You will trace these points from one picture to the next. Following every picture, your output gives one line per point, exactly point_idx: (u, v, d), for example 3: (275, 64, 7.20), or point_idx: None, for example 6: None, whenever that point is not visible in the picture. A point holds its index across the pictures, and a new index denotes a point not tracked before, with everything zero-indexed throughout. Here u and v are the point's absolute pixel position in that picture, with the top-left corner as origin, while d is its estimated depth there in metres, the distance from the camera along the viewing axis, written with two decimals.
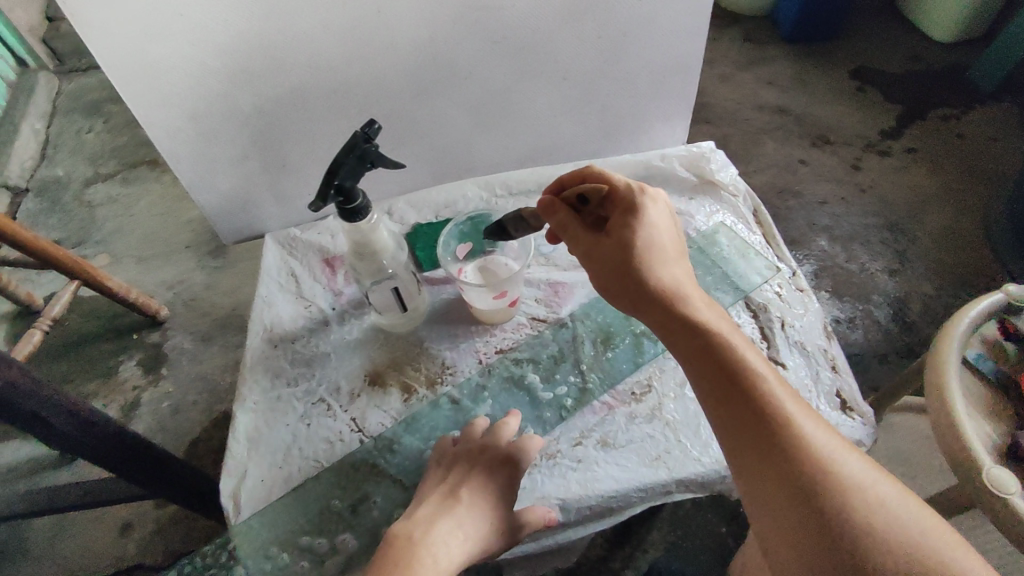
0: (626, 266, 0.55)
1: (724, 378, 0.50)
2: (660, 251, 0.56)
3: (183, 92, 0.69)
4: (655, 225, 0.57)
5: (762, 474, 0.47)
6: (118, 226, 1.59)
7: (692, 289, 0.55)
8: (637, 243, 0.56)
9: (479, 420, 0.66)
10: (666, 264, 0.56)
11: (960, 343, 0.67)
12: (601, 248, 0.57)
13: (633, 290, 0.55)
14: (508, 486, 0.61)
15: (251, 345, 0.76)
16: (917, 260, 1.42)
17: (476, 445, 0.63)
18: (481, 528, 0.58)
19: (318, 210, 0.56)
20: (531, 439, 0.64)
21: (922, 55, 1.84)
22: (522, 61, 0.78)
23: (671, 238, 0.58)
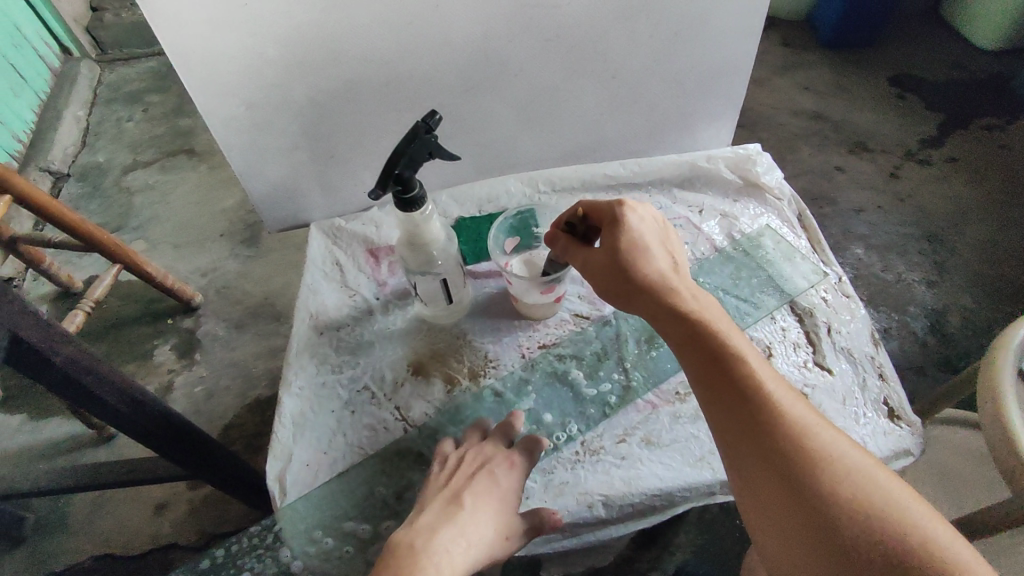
0: (617, 268, 0.57)
1: (715, 372, 0.51)
2: (647, 251, 0.58)
3: (241, 82, 0.70)
4: (641, 226, 0.59)
5: (754, 464, 0.48)
6: (155, 213, 1.62)
7: (681, 285, 0.57)
8: (624, 245, 0.57)
9: (480, 425, 0.68)
10: (655, 262, 0.57)
11: (1017, 354, 0.65)
12: (593, 254, 0.59)
13: (624, 290, 0.57)
14: (511, 492, 0.62)
15: (298, 331, 0.77)
16: (957, 271, 1.39)
17: (479, 452, 0.64)
18: (485, 534, 0.58)
19: (377, 198, 0.57)
20: (535, 441, 0.65)
21: (964, 63, 1.80)
22: (572, 59, 0.78)
23: (659, 238, 0.59)
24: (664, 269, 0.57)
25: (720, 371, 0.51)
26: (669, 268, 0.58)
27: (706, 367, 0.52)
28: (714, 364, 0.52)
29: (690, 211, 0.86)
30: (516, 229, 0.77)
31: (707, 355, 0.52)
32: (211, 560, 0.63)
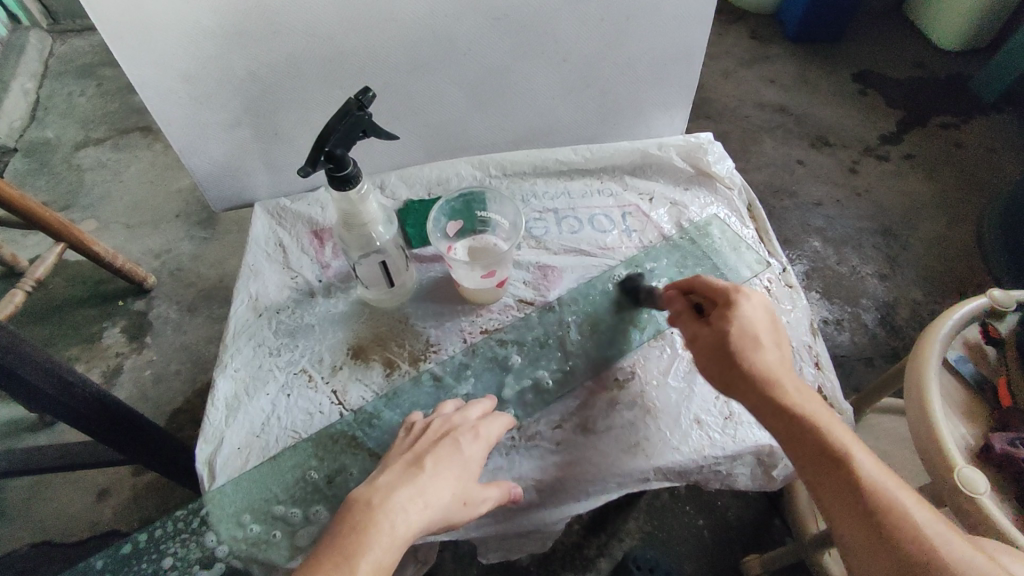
0: (724, 355, 0.56)
1: (821, 464, 0.50)
2: (757, 341, 0.56)
3: (176, 52, 0.68)
4: (752, 315, 0.57)
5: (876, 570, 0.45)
6: (107, 192, 1.57)
7: (790, 376, 0.55)
8: (732, 334, 0.56)
9: (448, 401, 0.64)
10: (763, 354, 0.55)
11: (942, 345, 0.67)
12: (701, 337, 0.59)
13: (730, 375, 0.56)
14: (476, 462, 0.57)
15: (235, 314, 0.75)
16: (908, 265, 1.43)
17: (446, 421, 0.61)
18: (444, 497, 0.53)
19: (308, 175, 0.56)
20: (503, 417, 0.62)
21: (925, 62, 1.84)
22: (522, 40, 0.77)
23: (770, 329, 0.57)
24: (775, 361, 0.55)
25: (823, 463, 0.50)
26: (779, 361, 0.56)
27: (816, 456, 0.50)
28: (822, 456, 0.50)
29: (640, 198, 0.86)
30: (458, 213, 0.77)
31: (817, 445, 0.50)
32: (132, 546, 0.62)
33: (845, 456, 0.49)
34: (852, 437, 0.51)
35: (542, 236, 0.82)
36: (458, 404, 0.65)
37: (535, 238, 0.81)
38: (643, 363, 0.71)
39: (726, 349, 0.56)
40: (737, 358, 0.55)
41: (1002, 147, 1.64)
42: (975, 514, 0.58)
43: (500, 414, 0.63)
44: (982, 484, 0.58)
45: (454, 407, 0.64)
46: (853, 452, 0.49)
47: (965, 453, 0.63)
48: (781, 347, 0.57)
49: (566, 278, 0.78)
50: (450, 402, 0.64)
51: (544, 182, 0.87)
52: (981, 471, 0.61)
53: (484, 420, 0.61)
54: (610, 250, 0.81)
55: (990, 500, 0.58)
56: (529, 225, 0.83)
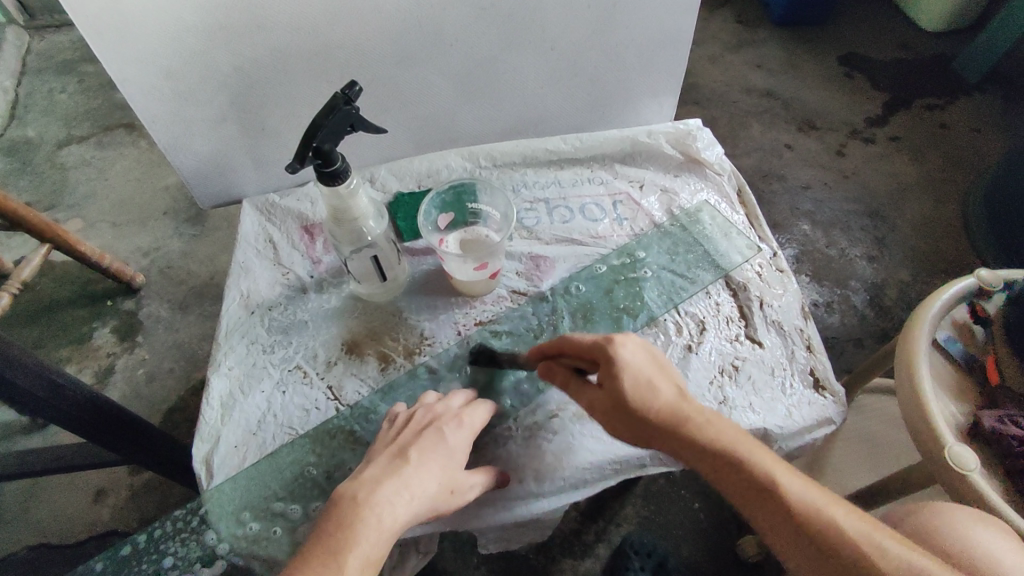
0: (629, 412, 0.57)
1: (751, 497, 0.51)
2: (651, 387, 0.57)
3: (158, 48, 0.66)
4: (636, 363, 0.58)
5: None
6: (91, 190, 1.55)
7: (692, 411, 0.56)
8: (625, 390, 0.57)
9: (429, 394, 0.64)
10: (660, 399, 0.56)
11: (931, 326, 0.68)
12: (599, 401, 0.59)
13: (643, 430, 0.57)
14: (460, 451, 0.58)
15: (227, 312, 0.75)
16: (896, 246, 1.44)
17: (428, 411, 0.61)
18: (430, 487, 0.54)
19: (296, 171, 0.56)
20: (483, 406, 0.62)
21: (911, 43, 1.84)
22: (508, 29, 0.76)
23: (652, 370, 0.58)
24: (671, 402, 0.56)
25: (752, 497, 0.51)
26: (675, 399, 0.57)
27: (742, 491, 0.52)
28: (750, 491, 0.51)
29: (631, 186, 0.86)
30: (449, 205, 0.76)
31: (740, 479, 0.52)
32: (131, 547, 0.62)
33: (766, 484, 0.50)
34: (770, 461, 0.52)
35: (534, 226, 0.82)
36: (438, 396, 0.65)
37: (527, 228, 0.81)
38: None
39: (627, 406, 0.57)
40: (641, 412, 0.56)
41: (988, 126, 1.65)
42: (966, 490, 0.59)
43: (477, 402, 0.63)
44: (971, 461, 0.60)
45: (435, 398, 0.64)
46: (771, 475, 0.51)
47: (955, 431, 0.65)
48: (673, 383, 0.58)
49: (559, 268, 0.78)
50: (432, 392, 0.64)
51: (534, 172, 0.87)
52: (971, 448, 0.62)
53: (464, 409, 0.62)
54: (602, 239, 0.81)
55: (978, 476, 0.59)
56: (521, 216, 0.83)
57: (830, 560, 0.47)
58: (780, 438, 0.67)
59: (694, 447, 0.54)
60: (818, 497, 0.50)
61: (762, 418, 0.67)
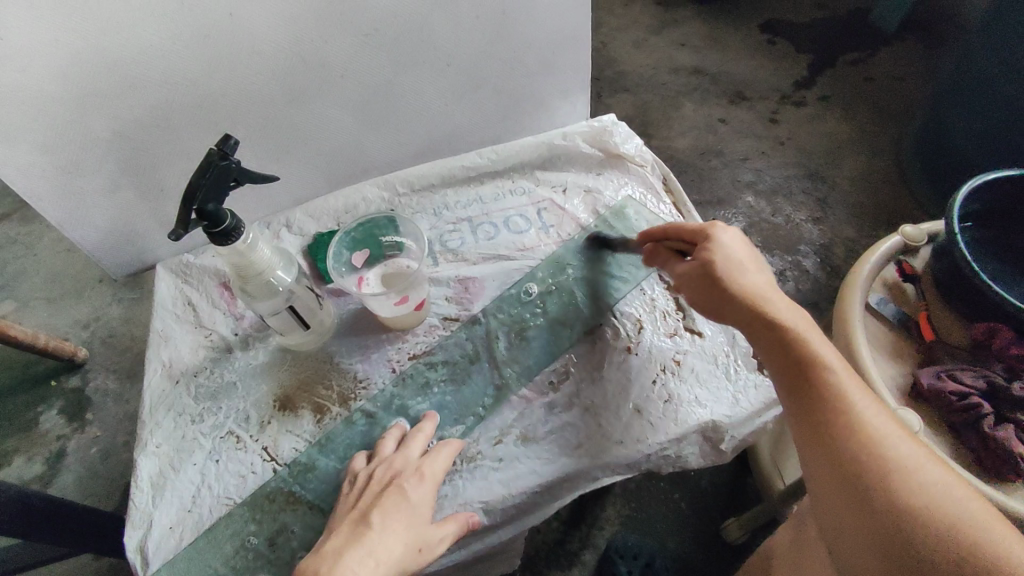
0: (710, 283, 0.55)
1: (806, 391, 0.49)
2: (742, 267, 0.54)
3: (26, 123, 0.62)
4: (735, 248, 0.56)
5: (824, 464, 0.46)
6: (21, 269, 1.49)
7: (774, 294, 0.53)
8: (714, 262, 0.54)
9: (389, 432, 0.62)
10: (749, 279, 0.54)
11: (863, 292, 0.69)
12: (684, 273, 0.57)
13: (712, 300, 0.55)
14: (427, 504, 0.54)
15: (149, 386, 0.71)
16: (838, 205, 1.46)
17: (388, 468, 0.57)
18: (397, 549, 0.49)
19: (180, 237, 0.54)
20: (450, 442, 0.60)
21: (827, 2, 1.88)
22: (399, 52, 0.74)
23: (751, 262, 0.55)
24: (761, 286, 0.53)
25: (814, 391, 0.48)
26: (766, 284, 0.54)
27: (787, 364, 0.50)
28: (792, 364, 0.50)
29: (554, 191, 0.85)
30: (362, 242, 0.74)
31: (795, 355, 0.50)
32: None
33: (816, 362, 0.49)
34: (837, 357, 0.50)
35: (459, 248, 0.80)
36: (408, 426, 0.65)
37: (452, 251, 0.80)
38: (576, 361, 0.70)
39: (711, 275, 0.54)
40: (721, 279, 0.54)
41: (911, 74, 1.68)
42: None
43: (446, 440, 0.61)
44: (915, 422, 0.60)
45: (395, 442, 0.62)
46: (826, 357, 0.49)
47: (897, 395, 0.64)
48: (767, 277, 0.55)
49: (488, 287, 0.76)
50: (398, 427, 0.63)
51: (454, 192, 0.85)
52: (915, 410, 0.62)
53: (425, 457, 0.58)
54: (529, 250, 0.79)
55: (924, 437, 0.60)
56: (444, 239, 0.81)
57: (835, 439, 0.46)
58: (728, 428, 0.66)
59: (759, 320, 0.52)
60: (885, 417, 0.46)
61: (709, 411, 0.66)
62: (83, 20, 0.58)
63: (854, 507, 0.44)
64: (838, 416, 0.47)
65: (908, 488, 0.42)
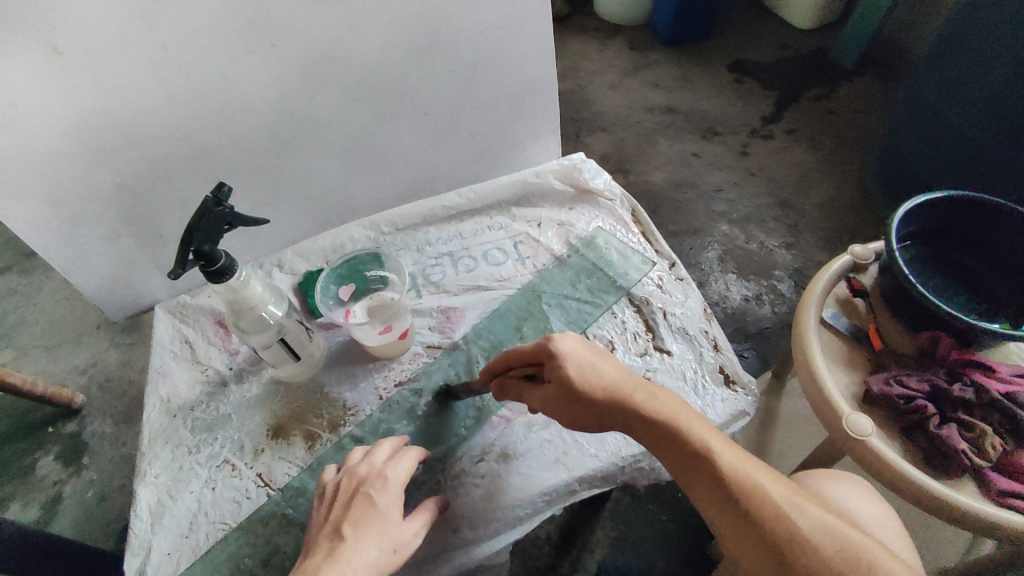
0: (577, 397, 0.56)
1: (700, 481, 0.50)
2: (594, 369, 0.56)
3: (36, 177, 0.68)
4: (580, 358, 0.56)
5: (749, 548, 0.47)
6: (21, 318, 1.53)
7: (634, 388, 0.56)
8: (570, 381, 0.55)
9: (354, 451, 0.63)
10: (609, 379, 0.56)
11: (817, 307, 0.74)
12: (548, 393, 0.58)
13: (588, 412, 0.56)
14: (394, 508, 0.57)
15: (148, 421, 0.74)
16: (809, 231, 1.53)
17: (353, 477, 0.59)
18: (373, 557, 0.53)
19: (178, 276, 0.59)
20: (411, 450, 0.62)
21: (789, 43, 2.00)
22: (380, 104, 0.81)
23: (599, 359, 0.57)
24: (620, 381, 0.56)
25: (713, 483, 0.49)
26: (625, 379, 0.56)
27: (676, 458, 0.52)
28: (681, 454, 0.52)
29: (529, 225, 0.91)
30: (348, 277, 0.79)
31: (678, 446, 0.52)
32: None
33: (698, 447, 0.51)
34: (710, 433, 0.52)
35: (441, 280, 0.85)
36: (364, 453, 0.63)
37: (434, 283, 0.85)
38: None
39: (573, 390, 0.56)
40: (582, 388, 0.55)
41: (871, 106, 1.78)
42: (869, 455, 0.63)
43: (405, 448, 0.62)
44: (868, 426, 0.64)
45: (361, 453, 0.63)
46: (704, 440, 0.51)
47: (853, 401, 0.69)
48: (617, 368, 0.58)
49: (469, 316, 0.81)
50: (355, 452, 0.63)
51: (435, 229, 0.91)
52: (869, 415, 0.66)
53: (386, 464, 0.60)
54: (506, 281, 0.85)
55: (877, 439, 0.64)
56: (427, 273, 0.86)
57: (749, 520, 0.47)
58: None
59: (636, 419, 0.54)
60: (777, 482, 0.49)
61: None
62: (92, 86, 0.64)
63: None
64: (736, 496, 0.48)
65: (826, 551, 0.45)
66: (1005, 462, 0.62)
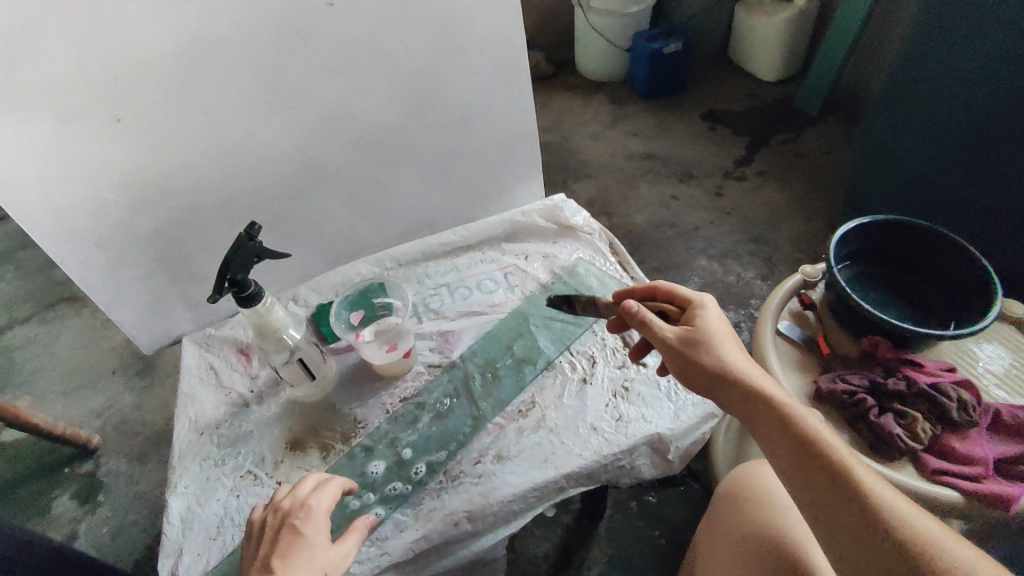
0: (691, 349, 0.62)
1: (789, 435, 0.54)
2: (721, 336, 0.63)
3: (90, 225, 0.79)
4: (721, 320, 0.65)
5: (823, 493, 0.50)
6: (41, 365, 1.61)
7: (751, 361, 0.61)
8: (700, 333, 0.63)
9: (278, 489, 0.67)
10: (728, 346, 0.62)
11: (773, 319, 0.85)
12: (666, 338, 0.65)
13: (693, 362, 0.62)
14: (320, 534, 0.61)
15: (178, 439, 0.82)
16: (782, 262, 1.64)
17: (278, 511, 0.64)
18: None
19: (215, 300, 0.69)
20: (330, 481, 0.66)
21: (756, 93, 2.18)
22: (386, 155, 0.94)
23: (731, 332, 0.64)
24: (740, 353, 0.62)
25: (799, 439, 0.53)
26: (745, 354, 0.62)
27: (768, 415, 0.56)
28: (775, 415, 0.55)
29: (517, 258, 1.02)
30: (358, 304, 0.90)
31: (774, 408, 0.56)
32: None
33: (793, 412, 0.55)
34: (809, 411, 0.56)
35: (439, 308, 0.95)
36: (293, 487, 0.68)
37: (433, 310, 0.95)
38: (540, 392, 0.83)
39: (694, 342, 0.63)
40: (706, 343, 0.62)
41: (833, 148, 1.93)
42: None
43: (325, 480, 0.67)
44: None
45: (285, 490, 0.67)
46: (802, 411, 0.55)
47: (807, 400, 0.78)
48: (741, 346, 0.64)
49: (465, 338, 0.91)
50: (279, 487, 0.67)
51: (434, 263, 1.02)
52: (819, 410, 0.75)
53: (307, 496, 0.65)
54: (498, 306, 0.95)
55: None
56: (427, 302, 0.96)
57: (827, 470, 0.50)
58: (672, 439, 0.78)
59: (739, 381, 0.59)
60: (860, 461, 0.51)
61: (654, 425, 0.79)
62: (141, 145, 0.76)
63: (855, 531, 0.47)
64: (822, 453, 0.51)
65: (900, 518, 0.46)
66: (936, 443, 0.70)
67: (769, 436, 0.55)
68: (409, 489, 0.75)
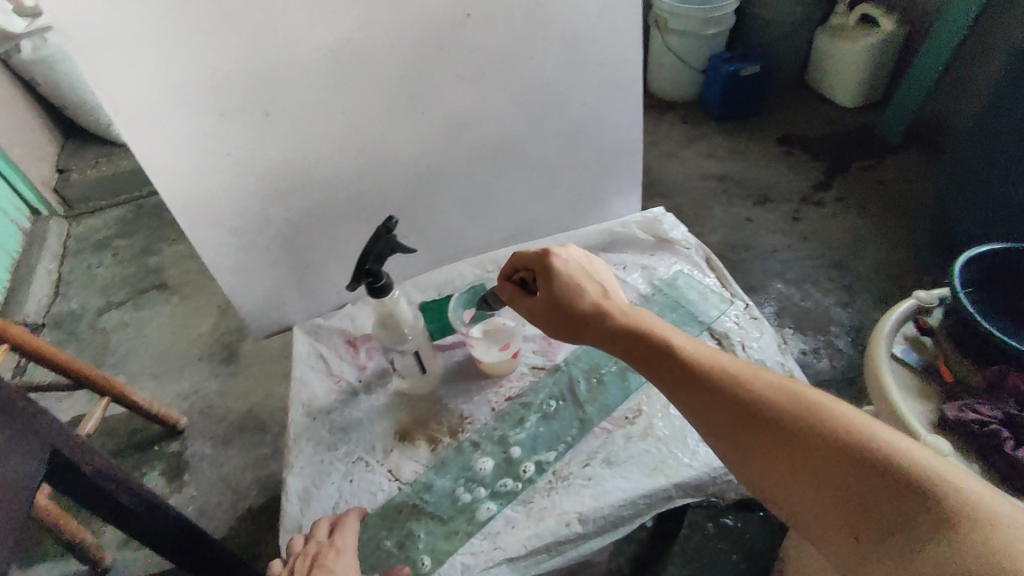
0: (561, 305, 0.68)
1: (658, 362, 0.57)
2: (576, 284, 0.69)
3: (229, 214, 0.84)
4: (568, 267, 0.70)
5: (700, 406, 0.52)
6: (133, 348, 1.69)
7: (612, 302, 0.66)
8: (560, 287, 0.68)
9: (296, 538, 0.74)
10: (587, 293, 0.68)
11: (887, 343, 0.83)
12: (537, 304, 0.71)
13: (568, 317, 0.67)
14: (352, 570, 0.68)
15: (292, 422, 0.86)
16: (863, 290, 1.60)
17: (305, 556, 0.70)
18: None
19: (352, 289, 0.73)
20: (347, 517, 0.73)
21: (835, 119, 2.14)
22: (499, 161, 0.97)
23: (585, 275, 0.70)
24: (597, 296, 0.67)
25: (667, 362, 0.57)
26: (603, 295, 0.67)
27: (638, 346, 0.60)
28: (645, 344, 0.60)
29: (616, 268, 1.03)
30: (471, 302, 0.92)
31: (643, 341, 0.60)
32: None
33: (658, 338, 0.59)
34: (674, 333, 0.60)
35: None
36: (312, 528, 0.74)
37: None
38: (647, 400, 0.83)
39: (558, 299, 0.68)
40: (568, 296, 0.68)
41: (919, 177, 1.88)
42: None
43: (341, 518, 0.74)
44: (944, 446, 0.71)
45: (304, 537, 0.74)
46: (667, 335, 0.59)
47: (928, 426, 0.76)
48: (600, 286, 0.69)
49: (568, 342, 0.92)
50: (298, 536, 0.73)
51: None
52: (944, 438, 0.73)
53: (329, 538, 0.71)
54: None
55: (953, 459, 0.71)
56: None
57: (696, 382, 0.53)
58: None
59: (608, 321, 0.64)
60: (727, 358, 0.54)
61: None
62: (284, 139, 0.81)
63: (739, 426, 0.49)
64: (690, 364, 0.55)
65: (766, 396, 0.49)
66: None
67: (654, 369, 0.58)
68: (519, 486, 0.77)
